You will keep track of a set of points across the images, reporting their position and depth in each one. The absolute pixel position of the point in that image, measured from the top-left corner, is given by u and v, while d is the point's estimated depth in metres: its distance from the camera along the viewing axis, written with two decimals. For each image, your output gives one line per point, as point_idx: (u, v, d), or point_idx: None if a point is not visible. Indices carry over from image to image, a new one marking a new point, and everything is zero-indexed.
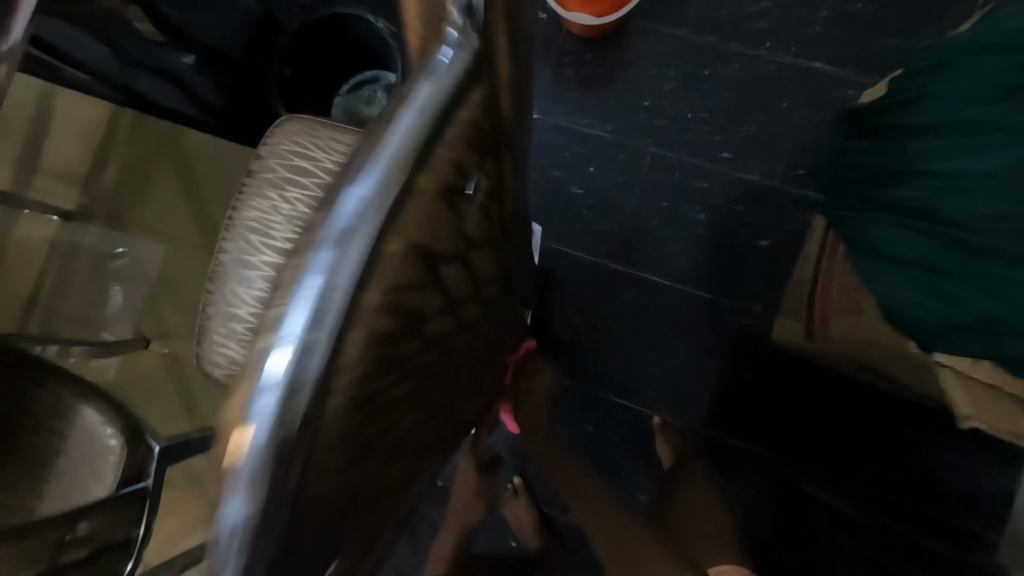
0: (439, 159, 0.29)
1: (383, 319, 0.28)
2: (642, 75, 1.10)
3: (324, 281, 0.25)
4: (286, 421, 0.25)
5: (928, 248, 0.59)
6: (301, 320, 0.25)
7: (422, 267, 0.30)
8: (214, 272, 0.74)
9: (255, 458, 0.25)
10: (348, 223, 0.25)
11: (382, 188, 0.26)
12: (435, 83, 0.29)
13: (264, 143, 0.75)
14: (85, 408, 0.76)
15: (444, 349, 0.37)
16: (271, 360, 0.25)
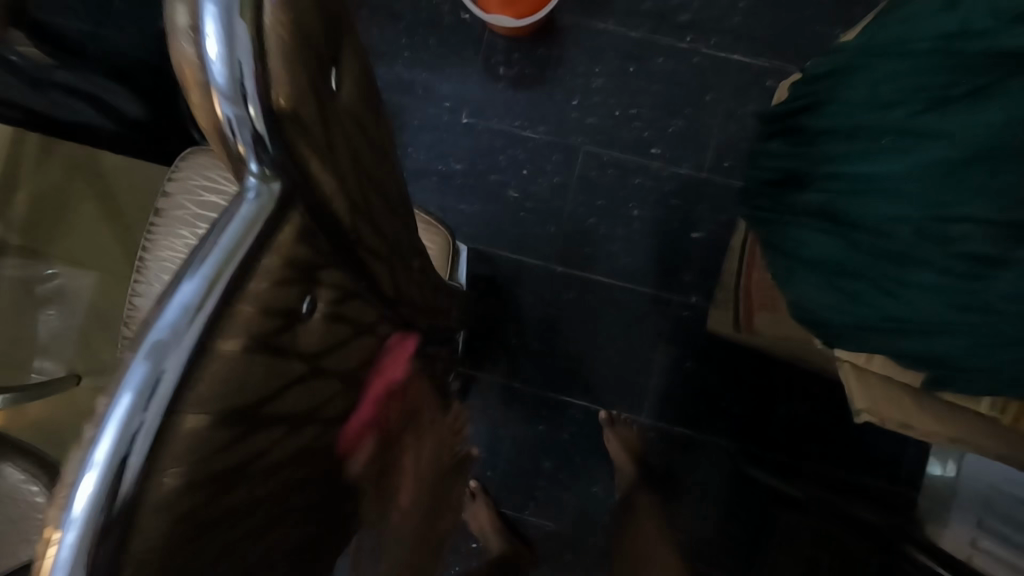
0: (261, 276, 0.30)
1: (200, 437, 0.29)
2: (569, 74, 1.09)
3: (130, 402, 0.25)
4: (101, 522, 0.26)
5: (826, 250, 0.63)
6: (115, 424, 0.25)
7: (244, 384, 0.31)
8: (129, 317, 0.71)
9: (67, 560, 0.25)
10: (151, 346, 0.26)
11: (188, 310, 0.26)
12: (243, 212, 0.29)
13: (171, 177, 0.72)
14: (6, 468, 0.74)
15: (297, 436, 0.39)
16: (77, 483, 0.25)
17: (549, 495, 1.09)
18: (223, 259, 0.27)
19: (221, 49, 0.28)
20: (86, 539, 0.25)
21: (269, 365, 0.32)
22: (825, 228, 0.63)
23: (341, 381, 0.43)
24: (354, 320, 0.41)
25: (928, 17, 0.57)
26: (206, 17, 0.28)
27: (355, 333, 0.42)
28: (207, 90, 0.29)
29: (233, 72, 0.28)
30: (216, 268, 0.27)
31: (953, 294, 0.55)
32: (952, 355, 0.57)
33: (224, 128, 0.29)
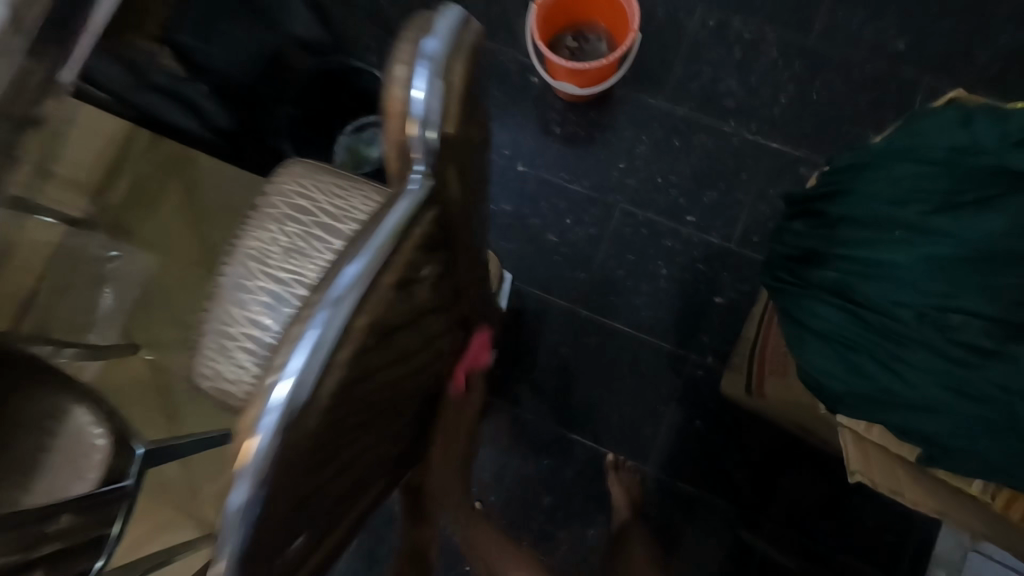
0: (402, 259, 0.39)
1: (345, 379, 0.37)
2: (618, 140, 1.21)
3: (318, 336, 0.34)
4: (287, 425, 0.33)
5: (837, 324, 0.68)
6: (305, 352, 0.34)
7: (375, 342, 0.39)
8: (212, 292, 0.82)
9: (262, 451, 0.33)
10: (331, 304, 0.34)
11: (355, 280, 0.35)
12: (407, 203, 0.39)
13: (270, 181, 0.84)
14: (77, 410, 0.83)
15: (386, 397, 0.47)
16: (274, 392, 0.33)
17: (545, 531, 1.11)
18: (385, 242, 0.37)
19: (424, 93, 0.38)
20: (267, 452, 0.33)
21: (390, 330, 0.41)
22: (832, 301, 0.69)
23: (420, 355, 0.51)
24: (436, 304, 0.50)
25: (943, 136, 0.67)
26: (419, 73, 0.39)
27: (434, 313, 0.50)
28: (405, 117, 0.39)
29: (427, 107, 0.39)
30: (377, 252, 0.36)
31: (950, 377, 0.61)
32: (944, 435, 0.62)
33: (411, 145, 0.40)
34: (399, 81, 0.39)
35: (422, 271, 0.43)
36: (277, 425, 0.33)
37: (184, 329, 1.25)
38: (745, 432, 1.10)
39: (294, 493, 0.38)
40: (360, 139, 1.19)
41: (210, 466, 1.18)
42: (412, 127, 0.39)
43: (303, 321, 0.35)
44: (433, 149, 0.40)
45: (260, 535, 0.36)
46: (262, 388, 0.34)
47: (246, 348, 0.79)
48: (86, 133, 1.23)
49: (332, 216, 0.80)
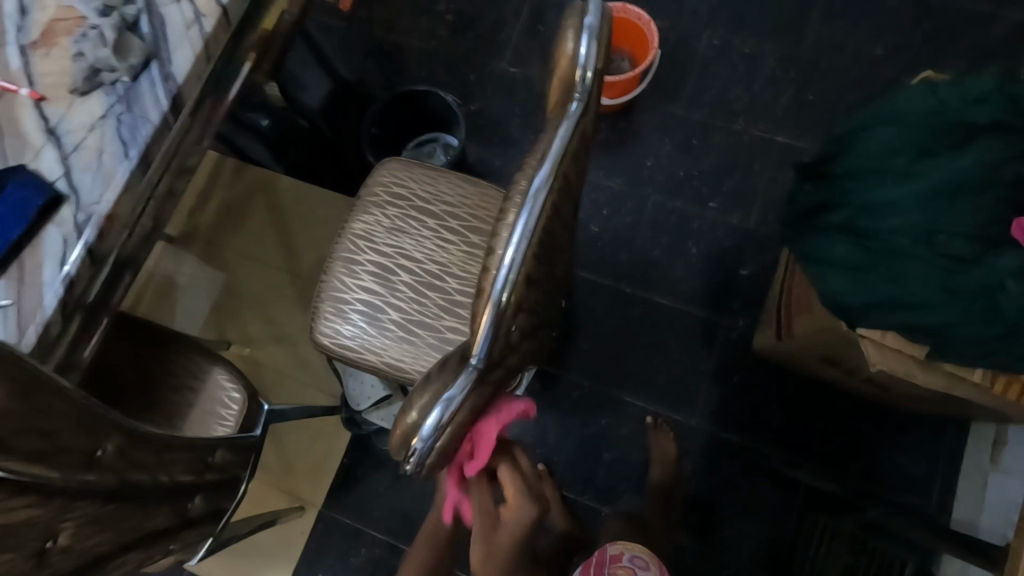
0: (573, 151, 0.46)
1: (537, 256, 0.46)
2: (645, 142, 1.40)
3: (532, 204, 0.43)
4: (512, 274, 0.42)
5: (846, 255, 0.84)
6: (525, 217, 0.43)
7: (551, 233, 0.48)
8: (327, 266, 0.99)
9: (500, 292, 0.42)
10: (534, 194, 0.43)
11: (548, 176, 0.44)
12: (580, 100, 0.46)
13: (370, 176, 1.02)
14: (215, 369, 0.98)
15: (545, 290, 0.55)
16: (505, 248, 0.42)
17: (607, 485, 1.24)
18: (561, 149, 0.45)
19: (592, 16, 0.47)
20: (496, 308, 0.42)
21: (556, 225, 0.50)
22: (842, 239, 0.86)
23: (559, 262, 0.60)
24: (574, 211, 0.58)
25: (919, 103, 0.84)
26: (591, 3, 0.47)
27: (573, 216, 0.58)
28: (573, 36, 0.47)
29: (592, 27, 0.47)
30: (559, 154, 0.45)
31: (939, 283, 0.77)
32: (938, 327, 0.79)
33: (578, 53, 0.47)
34: (572, 11, 0.48)
35: (575, 177, 0.51)
36: (509, 277, 0.42)
37: (275, 325, 1.42)
38: (778, 385, 1.24)
39: (505, 352, 0.47)
40: (422, 153, 1.44)
41: (298, 444, 1.33)
42: (578, 42, 0.47)
43: (519, 198, 0.44)
44: (597, 54, 0.47)
45: (491, 365, 0.45)
46: (488, 265, 0.44)
47: (358, 309, 0.95)
48: (193, 181, 1.52)
49: (424, 199, 0.99)
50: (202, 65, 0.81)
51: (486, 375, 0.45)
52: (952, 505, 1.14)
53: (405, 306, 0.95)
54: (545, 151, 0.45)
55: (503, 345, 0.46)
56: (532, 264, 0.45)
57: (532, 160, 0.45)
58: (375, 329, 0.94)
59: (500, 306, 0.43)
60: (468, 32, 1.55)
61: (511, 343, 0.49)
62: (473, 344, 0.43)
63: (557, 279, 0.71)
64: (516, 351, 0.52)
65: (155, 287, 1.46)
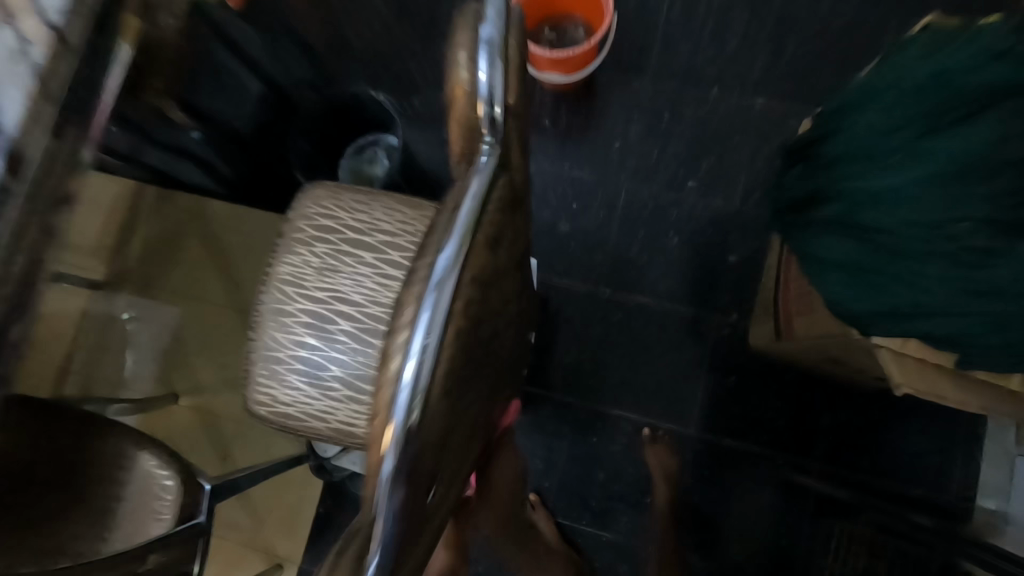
0: (482, 237, 0.40)
1: (449, 370, 0.39)
2: (610, 122, 1.25)
3: (427, 326, 0.36)
4: (414, 407, 0.36)
5: (854, 252, 0.72)
6: (421, 340, 0.36)
7: (467, 338, 0.42)
8: (255, 321, 0.85)
9: (397, 434, 0.36)
10: (432, 304, 0.36)
11: (447, 278, 0.37)
12: (479, 178, 0.40)
13: (291, 208, 0.88)
14: (143, 454, 0.85)
15: (475, 389, 0.48)
16: (399, 383, 0.36)
17: (603, 508, 1.14)
18: (470, 219, 0.38)
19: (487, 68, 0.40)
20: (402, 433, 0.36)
21: (482, 307, 0.43)
22: (849, 232, 0.73)
23: (496, 346, 0.53)
24: (505, 290, 0.50)
25: (921, 64, 0.69)
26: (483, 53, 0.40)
27: (512, 285, 0.53)
28: (470, 93, 0.41)
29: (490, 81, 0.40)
30: (463, 241, 0.38)
31: (961, 280, 0.65)
32: (968, 331, 0.68)
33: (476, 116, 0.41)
34: (464, 22, 0.41)
35: (501, 246, 0.45)
36: (407, 412, 0.36)
37: (223, 372, 1.28)
38: (780, 380, 1.13)
39: (422, 485, 0.40)
40: (362, 160, 1.25)
41: (265, 500, 1.22)
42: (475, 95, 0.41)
43: (411, 312, 0.37)
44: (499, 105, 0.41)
45: (403, 514, 0.38)
46: (380, 388, 0.37)
47: (296, 367, 0.82)
48: (94, 206, 1.33)
49: (356, 229, 0.84)
50: (43, 108, 0.63)
51: (403, 513, 0.38)
52: (976, 489, 1.05)
53: (348, 359, 0.80)
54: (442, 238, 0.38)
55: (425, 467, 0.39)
56: (444, 381, 0.39)
57: (427, 254, 0.38)
58: (318, 390, 0.81)
59: (411, 427, 0.36)
60: (398, 14, 1.36)
61: (430, 472, 0.42)
62: (374, 493, 0.36)
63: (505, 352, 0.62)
64: (439, 472, 0.45)
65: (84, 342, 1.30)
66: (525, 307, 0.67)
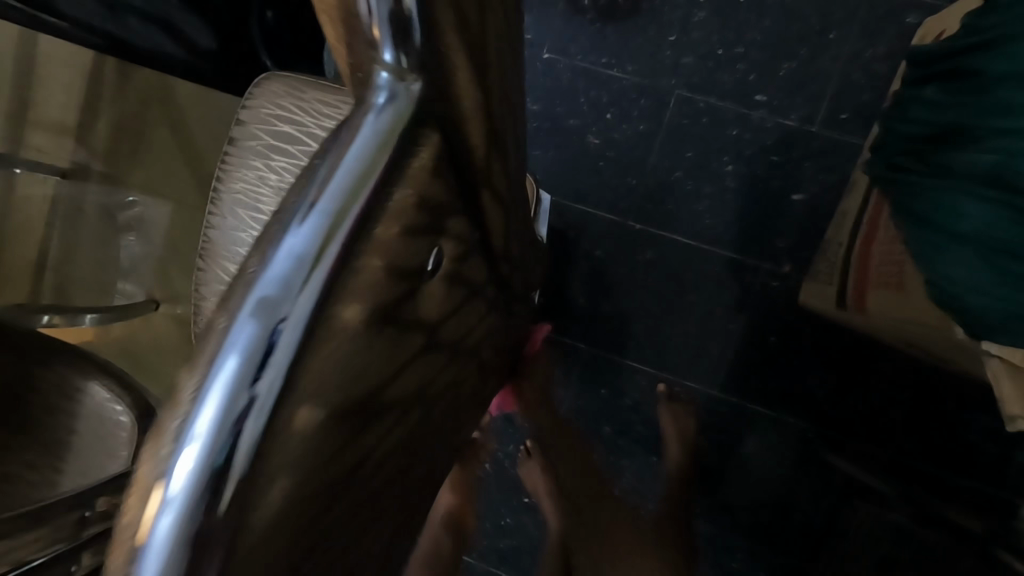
0: (381, 221, 0.27)
1: (303, 432, 0.25)
2: (665, 3, 0.96)
3: (237, 364, 0.22)
4: (210, 490, 0.22)
5: (981, 223, 0.51)
6: (225, 379, 0.22)
7: (347, 372, 0.27)
8: (203, 249, 0.71)
9: (172, 531, 0.22)
10: (257, 321, 0.22)
11: (298, 279, 0.23)
12: (369, 128, 0.26)
13: (245, 105, 0.69)
14: (93, 386, 0.77)
15: (393, 441, 0.33)
16: (179, 449, 0.22)
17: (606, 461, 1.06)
18: (349, 191, 0.25)
19: None
20: (190, 526, 0.22)
21: (388, 317, 0.29)
22: (978, 193, 0.52)
23: (445, 373, 0.39)
24: (447, 296, 0.35)
25: None
26: None
27: (463, 298, 0.38)
28: None
29: None
30: (333, 222, 0.24)
31: None
32: None
33: (355, 8, 0.27)
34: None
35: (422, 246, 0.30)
36: (192, 499, 0.21)
37: None
38: (827, 348, 0.97)
39: None
40: None
41: None
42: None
43: (218, 334, 0.23)
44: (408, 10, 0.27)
45: None
46: (152, 452, 0.23)
47: None
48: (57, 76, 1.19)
49: (320, 141, 0.66)
50: None
51: None
52: None
53: None
54: (303, 211, 0.24)
55: (255, 575, 0.25)
56: (292, 446, 0.25)
57: (267, 237, 0.24)
58: None
59: (215, 517, 0.22)
60: None
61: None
62: None
63: (479, 368, 0.47)
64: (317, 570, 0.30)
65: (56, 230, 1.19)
66: (507, 295, 0.48)
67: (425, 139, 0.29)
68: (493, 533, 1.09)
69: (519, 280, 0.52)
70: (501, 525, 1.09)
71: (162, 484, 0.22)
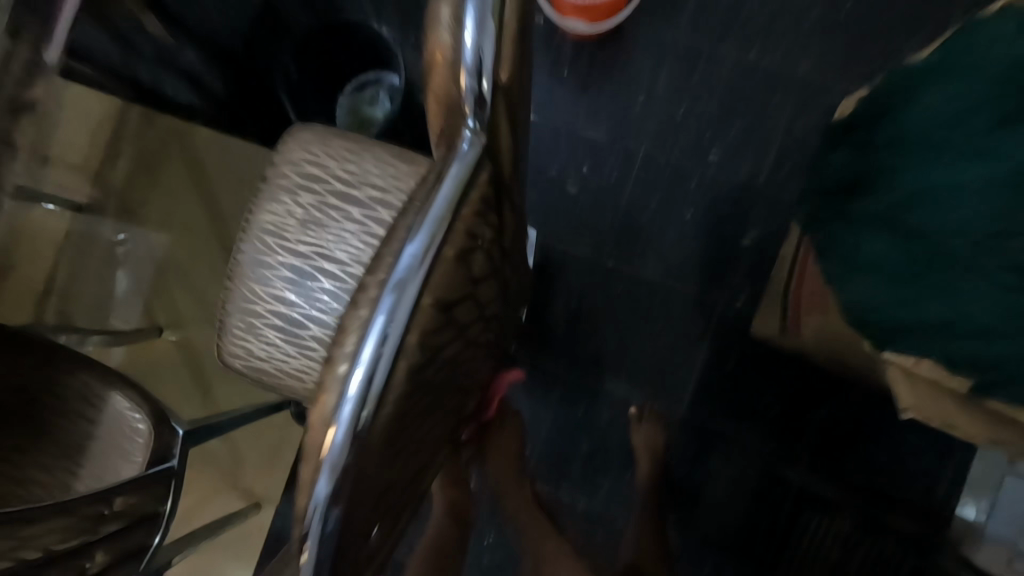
0: (459, 226, 0.39)
1: (411, 375, 0.38)
2: (632, 77, 1.14)
3: (381, 327, 0.35)
4: (364, 406, 0.36)
5: (880, 257, 0.66)
6: (374, 337, 0.35)
7: (434, 337, 0.40)
8: (232, 270, 0.80)
9: (343, 430, 0.35)
10: (393, 298, 0.36)
11: (412, 269, 0.36)
12: (457, 170, 0.40)
13: (279, 150, 0.81)
14: (115, 395, 0.83)
15: (441, 391, 0.46)
16: (349, 379, 0.36)
17: (583, 478, 1.14)
18: (445, 213, 0.38)
19: (474, 39, 0.41)
20: (352, 426, 0.35)
21: (455, 300, 0.41)
22: (878, 234, 0.67)
23: (472, 347, 0.50)
24: (484, 285, 0.47)
25: (1004, 40, 0.59)
26: (468, 30, 0.41)
27: (485, 286, 0.48)
28: (456, 67, 0.42)
29: (477, 56, 0.41)
30: (436, 228, 0.37)
31: (1007, 304, 0.56)
32: (993, 359, 0.59)
33: (461, 98, 0.42)
34: (457, 33, 0.41)
35: (481, 247, 0.44)
36: (354, 412, 0.35)
37: (208, 307, 1.25)
38: (781, 370, 1.09)
39: (372, 485, 0.40)
40: (361, 99, 1.16)
41: (250, 439, 1.23)
42: (463, 74, 0.42)
43: (367, 308, 0.37)
44: (484, 97, 0.42)
45: (352, 511, 0.38)
46: (328, 381, 0.37)
47: (273, 324, 0.78)
48: (80, 115, 1.26)
49: (346, 182, 0.78)
50: None
51: (347, 512, 0.37)
52: (963, 501, 1.02)
53: (326, 320, 0.76)
54: (415, 226, 0.37)
55: (373, 467, 0.39)
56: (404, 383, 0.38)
57: (393, 243, 0.38)
58: (296, 349, 0.78)
59: (363, 425, 0.36)
60: None
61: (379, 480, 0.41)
62: (314, 481, 0.36)
63: (487, 349, 0.57)
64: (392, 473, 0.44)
65: (69, 257, 1.26)
66: (507, 292, 0.59)
67: (480, 176, 0.42)
68: (477, 550, 1.15)
69: (517, 282, 0.64)
70: (484, 543, 1.15)
71: (338, 402, 0.36)
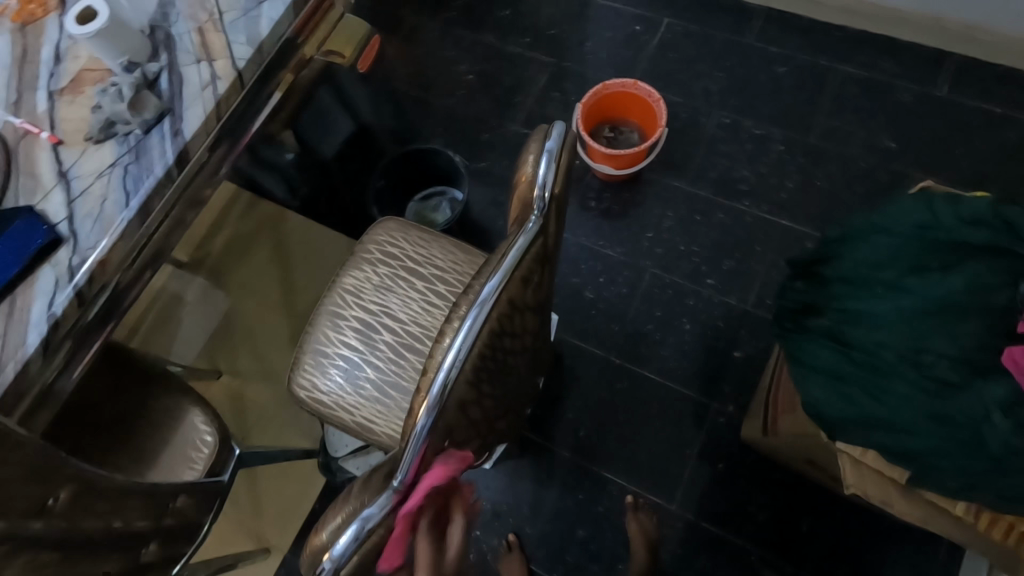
0: (528, 267, 0.49)
1: (477, 372, 0.48)
2: (646, 213, 1.41)
3: (465, 332, 0.45)
4: (445, 389, 0.45)
5: (832, 362, 0.83)
6: (460, 338, 0.44)
7: (497, 346, 0.50)
8: (313, 318, 1.00)
9: (429, 406, 0.44)
10: (478, 308, 0.45)
11: (495, 290, 0.46)
12: (534, 222, 0.49)
13: (367, 233, 1.05)
14: (193, 411, 0.99)
15: (490, 400, 0.57)
16: (437, 369, 0.45)
17: (577, 563, 1.20)
18: (520, 255, 0.48)
19: (557, 134, 0.52)
20: (433, 404, 0.44)
21: (515, 325, 0.52)
22: (830, 344, 0.84)
23: (514, 371, 0.62)
24: (533, 319, 0.58)
25: (910, 215, 0.84)
26: (555, 129, 0.53)
27: (533, 322, 0.59)
28: (540, 148, 0.53)
29: (557, 142, 0.52)
30: (514, 263, 0.47)
31: (926, 405, 0.75)
32: (922, 451, 0.75)
33: (538, 168, 0.52)
34: (535, 136, 0.54)
35: (528, 294, 0.52)
36: (441, 391, 0.44)
37: (266, 361, 1.43)
38: (767, 477, 1.20)
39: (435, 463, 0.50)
40: (427, 206, 1.48)
41: (274, 483, 1.34)
42: (542, 152, 0.52)
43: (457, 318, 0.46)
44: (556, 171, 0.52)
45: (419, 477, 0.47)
46: (428, 367, 0.46)
47: (338, 365, 0.96)
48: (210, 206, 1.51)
49: (415, 261, 1.01)
50: (212, 124, 0.85)
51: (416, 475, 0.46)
52: None
53: (383, 366, 0.95)
54: (500, 259, 0.48)
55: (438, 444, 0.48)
56: (472, 378, 0.48)
57: (483, 271, 0.48)
58: (352, 387, 0.95)
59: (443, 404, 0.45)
60: (486, 91, 1.62)
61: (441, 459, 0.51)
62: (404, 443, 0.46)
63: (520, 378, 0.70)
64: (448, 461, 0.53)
65: (156, 309, 1.40)
66: (540, 339, 0.73)
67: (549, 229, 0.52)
68: None
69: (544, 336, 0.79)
70: None
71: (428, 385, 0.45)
